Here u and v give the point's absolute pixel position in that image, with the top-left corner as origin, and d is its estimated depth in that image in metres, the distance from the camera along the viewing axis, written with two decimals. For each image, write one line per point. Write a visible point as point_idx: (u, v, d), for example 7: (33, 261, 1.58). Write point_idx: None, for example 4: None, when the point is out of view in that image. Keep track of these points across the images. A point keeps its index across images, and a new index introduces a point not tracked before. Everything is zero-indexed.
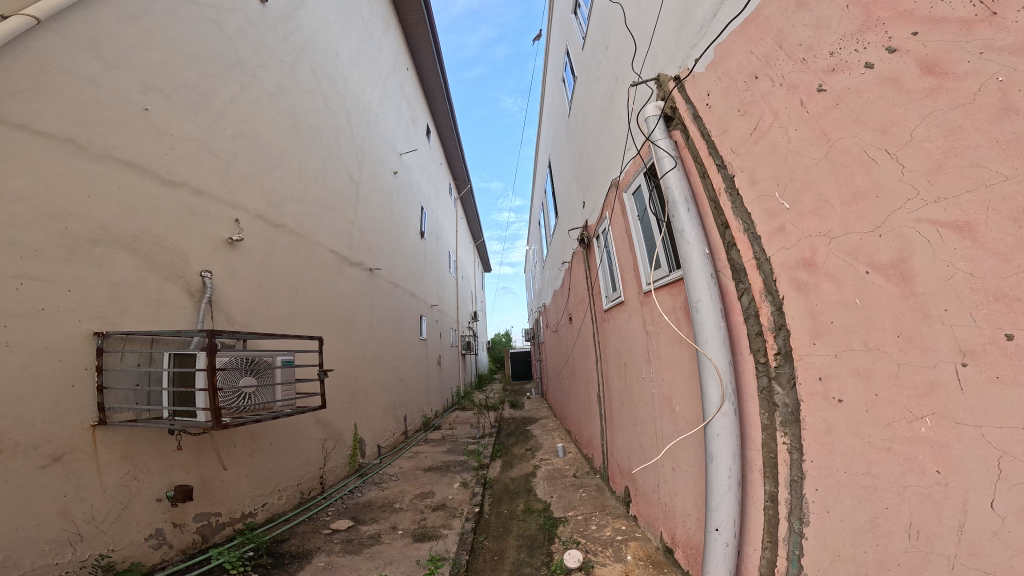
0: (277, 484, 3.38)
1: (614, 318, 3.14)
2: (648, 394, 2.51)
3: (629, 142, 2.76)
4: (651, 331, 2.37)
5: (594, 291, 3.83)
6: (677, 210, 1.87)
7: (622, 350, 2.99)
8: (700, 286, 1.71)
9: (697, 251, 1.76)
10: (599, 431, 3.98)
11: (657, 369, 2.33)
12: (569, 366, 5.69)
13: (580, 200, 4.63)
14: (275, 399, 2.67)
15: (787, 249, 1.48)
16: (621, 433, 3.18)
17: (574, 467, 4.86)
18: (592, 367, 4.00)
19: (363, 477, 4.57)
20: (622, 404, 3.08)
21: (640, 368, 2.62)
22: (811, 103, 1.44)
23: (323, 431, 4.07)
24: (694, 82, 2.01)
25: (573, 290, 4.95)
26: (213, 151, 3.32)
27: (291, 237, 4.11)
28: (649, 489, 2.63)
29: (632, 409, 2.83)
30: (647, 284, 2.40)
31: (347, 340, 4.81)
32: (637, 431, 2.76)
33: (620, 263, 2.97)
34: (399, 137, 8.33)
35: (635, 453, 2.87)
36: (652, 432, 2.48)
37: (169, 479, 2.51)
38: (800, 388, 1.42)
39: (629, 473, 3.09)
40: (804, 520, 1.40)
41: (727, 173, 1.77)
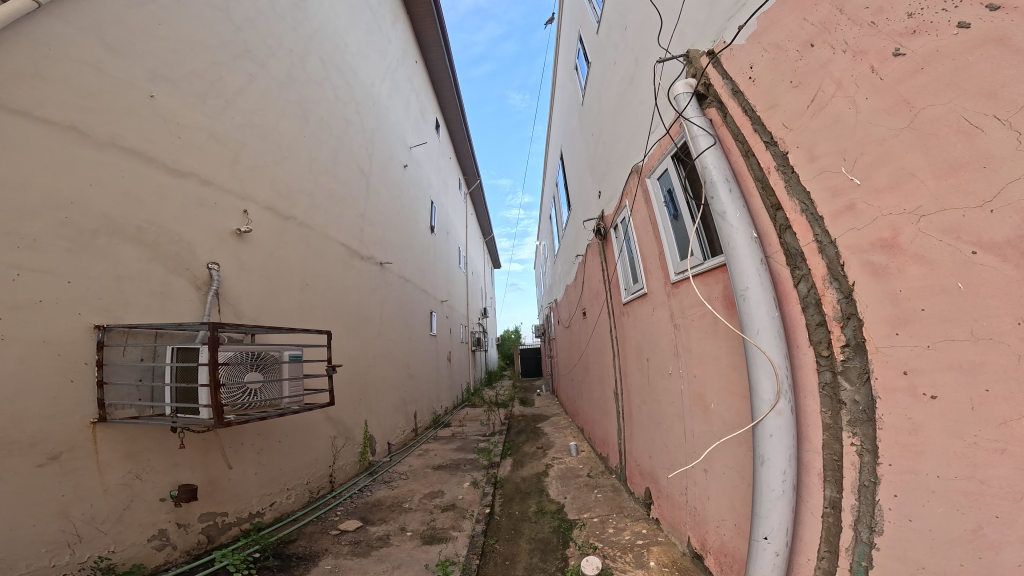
0: (285, 482, 3.29)
1: (635, 313, 2.98)
2: (675, 392, 2.35)
3: (653, 124, 2.59)
4: (681, 325, 2.21)
5: (611, 284, 3.67)
6: (718, 191, 1.70)
7: (644, 347, 2.83)
8: (749, 272, 1.54)
9: (744, 234, 1.59)
10: (616, 431, 3.82)
11: (687, 365, 2.17)
12: (583, 362, 5.52)
13: (595, 190, 4.46)
14: (279, 395, 2.54)
15: (858, 230, 1.31)
16: (642, 433, 3.01)
17: (587, 467, 4.72)
18: (609, 363, 3.83)
19: (372, 475, 4.49)
20: (643, 403, 2.93)
21: (665, 364, 2.46)
22: (885, 70, 1.26)
23: (333, 429, 3.98)
24: (732, 56, 1.84)
25: (588, 285, 4.77)
26: (222, 141, 3.22)
27: (302, 229, 3.99)
28: (675, 492, 2.47)
29: (656, 408, 2.67)
30: (677, 274, 2.24)
31: (358, 336, 4.70)
32: (661, 431, 2.60)
33: (643, 253, 2.80)
34: (408, 130, 8.20)
35: (657, 454, 2.71)
36: (679, 433, 2.32)
37: (174, 478, 2.42)
38: (875, 383, 1.26)
39: (651, 477, 2.92)
40: (875, 529, 1.24)
41: (778, 150, 1.60)
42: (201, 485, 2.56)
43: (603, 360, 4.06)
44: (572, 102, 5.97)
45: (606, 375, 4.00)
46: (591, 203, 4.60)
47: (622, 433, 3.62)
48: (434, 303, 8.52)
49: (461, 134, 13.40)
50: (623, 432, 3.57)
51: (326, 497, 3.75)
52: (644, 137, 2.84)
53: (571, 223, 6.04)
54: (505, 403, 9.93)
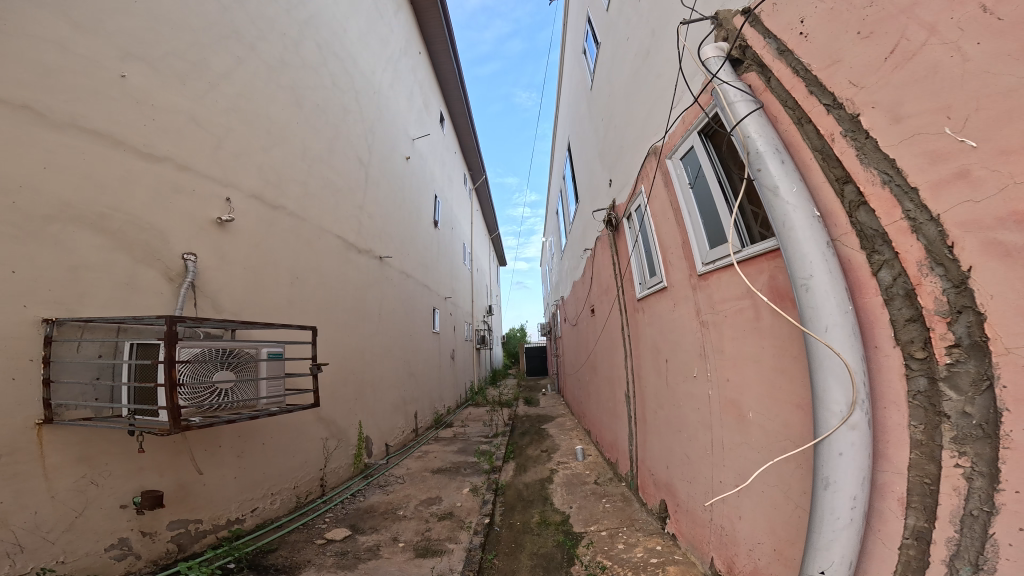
0: (270, 486, 3.08)
1: (652, 309, 2.69)
2: (699, 397, 2.06)
3: (676, 97, 2.29)
4: (709, 321, 1.92)
5: (624, 277, 3.37)
6: (766, 163, 1.40)
7: (662, 346, 2.54)
8: (813, 258, 1.24)
9: (804, 213, 1.29)
10: (627, 436, 3.53)
11: (716, 367, 1.88)
12: (591, 362, 5.23)
13: (606, 178, 4.15)
14: (254, 396, 2.30)
15: (977, 203, 1.00)
16: (657, 441, 2.72)
17: (594, 473, 4.43)
18: (620, 364, 3.54)
19: (367, 479, 4.26)
20: (660, 408, 2.64)
21: (688, 365, 2.17)
22: (1003, 8, 0.95)
23: (325, 430, 3.75)
24: (775, 12, 1.56)
25: (597, 280, 4.47)
26: (204, 126, 2.98)
27: (294, 220, 3.75)
28: (696, 508, 2.18)
29: (675, 414, 2.38)
30: (705, 265, 1.95)
31: (355, 333, 4.46)
32: (681, 440, 2.32)
33: (663, 242, 2.51)
34: (411, 122, 7.95)
35: (676, 465, 2.42)
36: (704, 443, 2.04)
37: (139, 483, 2.23)
38: (1000, 391, 0.96)
39: (667, 489, 2.63)
40: (980, 567, 0.98)
41: (843, 114, 1.31)
42: (170, 490, 2.36)
43: (614, 360, 3.76)
44: (580, 88, 5.65)
45: (616, 376, 3.71)
46: (602, 193, 4.29)
47: (634, 439, 3.32)
48: (437, 299, 8.28)
49: (467, 129, 13.13)
50: (635, 439, 3.28)
51: (316, 502, 3.53)
52: (664, 114, 2.53)
53: (580, 216, 5.73)
54: (509, 402, 9.67)
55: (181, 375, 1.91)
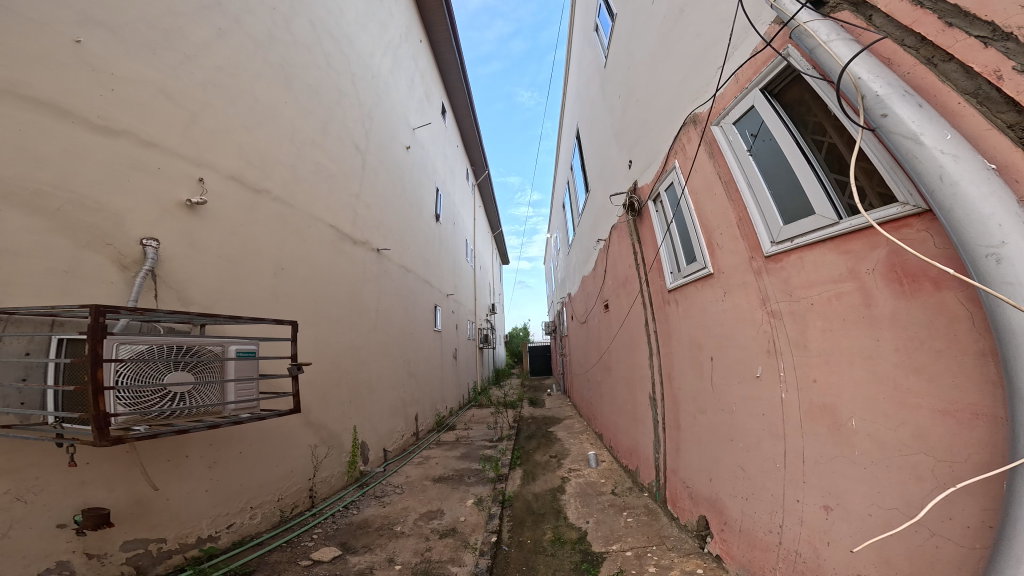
0: (251, 499, 2.72)
1: (690, 299, 2.31)
2: (765, 401, 1.70)
3: (726, 51, 1.95)
4: (784, 310, 1.57)
5: (648, 266, 3.01)
6: (896, 107, 1.10)
7: (705, 341, 2.17)
8: (1001, 214, 0.91)
9: (971, 159, 0.97)
10: (651, 443, 3.14)
11: (795, 368, 1.53)
12: (604, 362, 4.84)
13: (623, 160, 3.78)
14: (214, 399, 1.92)
15: None
16: (696, 451, 2.34)
17: (610, 482, 4.05)
18: (644, 363, 3.14)
19: (362, 488, 3.88)
20: (701, 413, 2.26)
21: (747, 366, 1.80)
22: None
23: (313, 436, 3.33)
24: None
25: (613, 271, 4.08)
26: (179, 101, 2.62)
27: (286, 205, 3.38)
28: (754, 533, 1.81)
29: (724, 420, 2.01)
30: (776, 243, 1.61)
31: (353, 329, 4.08)
32: (733, 450, 1.95)
33: (707, 222, 2.14)
34: (411, 110, 7.54)
35: (723, 480, 2.05)
36: (771, 458, 1.68)
37: (82, 498, 1.89)
38: None
39: (709, 507, 2.25)
40: None
41: (1013, 44, 0.98)
42: (125, 506, 2.03)
43: (635, 359, 3.38)
44: (591, 69, 5.27)
45: (638, 376, 3.31)
46: (618, 177, 3.92)
47: (661, 446, 2.94)
48: (439, 296, 7.90)
49: (469, 121, 12.67)
50: (663, 447, 2.89)
51: (305, 515, 3.15)
52: (707, 72, 2.17)
53: (591, 206, 5.36)
54: (513, 403, 9.27)
55: (111, 379, 1.54)
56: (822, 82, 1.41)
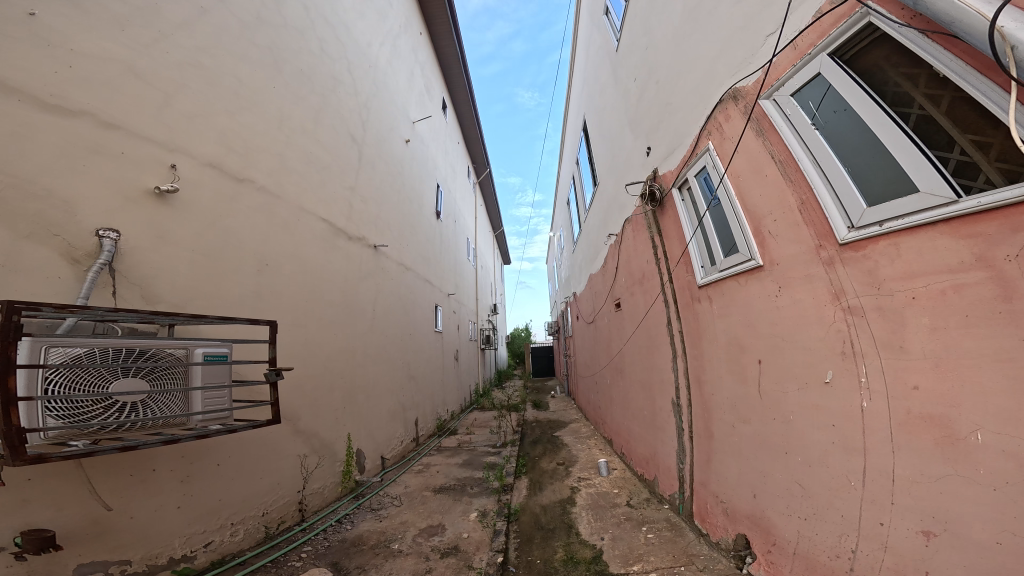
0: (232, 515, 2.43)
1: (729, 294, 2.04)
2: (837, 410, 1.45)
3: (781, 16, 1.74)
4: (869, 305, 1.31)
5: (672, 259, 2.74)
6: None
7: (748, 341, 1.90)
8: None
9: None
10: (673, 453, 2.85)
11: (886, 372, 1.27)
12: (614, 364, 4.55)
13: (640, 147, 3.53)
14: (176, 410, 1.65)
15: None
16: (734, 463, 2.07)
17: (624, 492, 3.75)
18: (666, 365, 2.85)
19: (357, 500, 3.58)
20: (740, 422, 1.99)
21: (813, 370, 1.53)
22: None
23: (303, 444, 3.03)
24: None
25: (626, 267, 3.80)
26: (153, 82, 2.35)
27: (275, 197, 3.12)
28: (817, 561, 1.54)
29: (775, 430, 1.75)
30: (855, 231, 1.37)
31: (350, 328, 3.77)
32: (786, 464, 1.69)
33: (755, 207, 1.88)
34: (411, 103, 7.27)
35: (774, 498, 1.78)
36: (848, 478, 1.41)
37: (26, 520, 1.62)
38: None
39: (750, 528, 1.98)
40: None
41: None
42: (79, 525, 1.75)
43: (654, 361, 3.09)
44: (600, 55, 5.01)
45: (658, 379, 3.03)
46: (633, 166, 3.66)
47: (686, 457, 2.65)
48: (439, 295, 7.62)
49: (470, 117, 12.40)
50: (690, 457, 2.60)
51: (294, 531, 2.84)
52: (753, 39, 1.94)
53: (599, 200, 5.10)
54: (516, 406, 8.93)
55: (40, 387, 1.30)
56: (929, 40, 1.22)
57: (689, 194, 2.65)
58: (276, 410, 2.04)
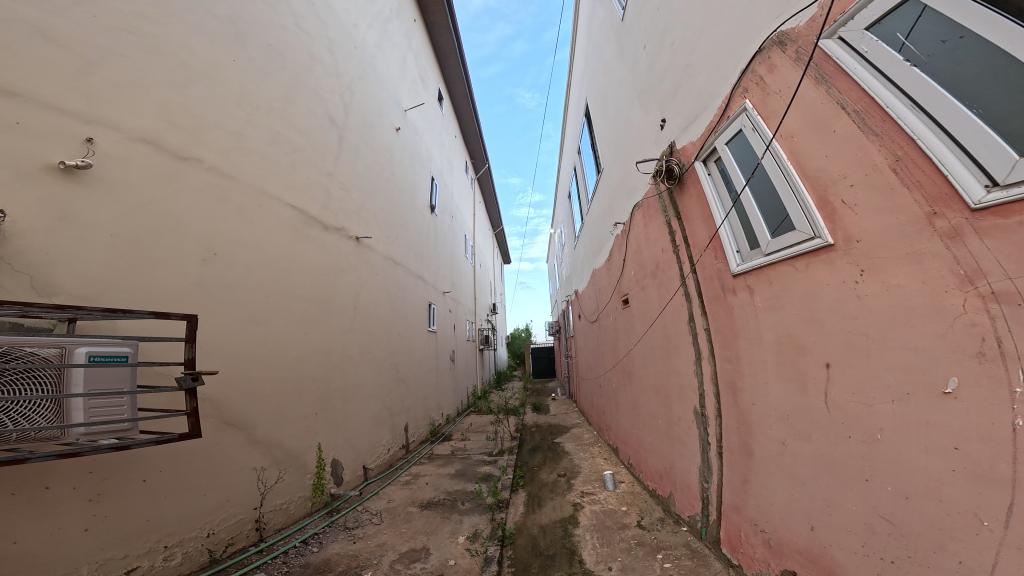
0: (165, 535, 2.03)
1: (781, 281, 1.63)
2: (960, 428, 1.05)
3: None
4: None
5: (697, 243, 2.32)
6: None
7: (809, 340, 1.49)
8: None
9: None
10: (695, 468, 2.43)
11: None
12: (622, 366, 4.12)
13: (653, 121, 3.10)
14: (44, 421, 1.34)
15: None
16: (781, 487, 1.66)
17: (633, 510, 3.32)
18: (687, 368, 2.43)
19: (331, 516, 3.15)
20: (793, 438, 1.59)
21: (919, 373, 1.13)
22: None
23: (262, 457, 2.61)
24: None
25: (636, 257, 3.38)
26: (67, 34, 1.96)
27: (234, 180, 2.71)
28: None
29: (851, 451, 1.34)
30: (1004, 188, 0.97)
31: (327, 325, 3.36)
32: (867, 495, 1.29)
33: (817, 168, 1.47)
34: (403, 90, 6.85)
35: (845, 532, 1.37)
36: (980, 518, 1.01)
37: None
38: None
39: (802, 568, 1.56)
40: None
41: None
42: None
43: (671, 362, 2.68)
44: (604, 29, 4.58)
45: (677, 384, 2.61)
46: (645, 143, 3.24)
47: (712, 475, 2.23)
48: (433, 293, 7.19)
49: (468, 111, 11.98)
50: (717, 475, 2.18)
51: (247, 553, 2.41)
52: None
53: (604, 187, 4.68)
54: (515, 409, 8.48)
55: None
56: None
57: (716, 166, 2.23)
58: (197, 422, 1.75)
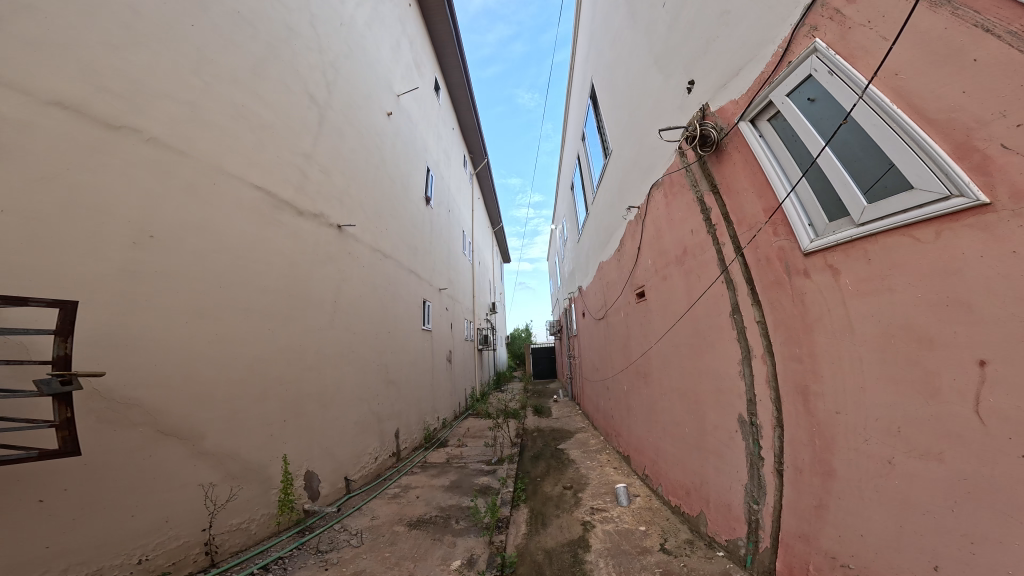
0: (75, 564, 1.62)
1: (885, 253, 1.23)
2: None
3: None
4: None
5: (744, 220, 1.91)
6: None
7: (939, 331, 1.10)
8: None
9: None
10: (738, 487, 2.02)
11: None
12: (636, 367, 3.69)
13: (677, 84, 2.67)
14: None
15: None
16: (887, 516, 1.25)
17: (655, 531, 2.89)
18: (729, 368, 2.02)
19: (301, 536, 2.71)
20: (909, 456, 1.19)
21: None
22: None
23: (212, 472, 2.19)
24: None
25: (654, 243, 2.97)
26: None
27: (187, 155, 2.31)
28: None
29: (1020, 476, 0.94)
30: None
31: (300, 322, 2.94)
32: None
33: (948, 108, 1.08)
34: (396, 74, 6.42)
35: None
36: None
37: None
38: None
39: None
40: None
41: None
42: None
43: (704, 361, 2.26)
44: None
45: (713, 387, 2.19)
46: (667, 111, 2.80)
47: (765, 496, 1.82)
48: (428, 290, 6.76)
49: (466, 103, 11.51)
50: (773, 497, 1.76)
51: None
52: None
53: (613, 171, 4.26)
54: (516, 412, 8.03)
55: None
56: None
57: (770, 125, 1.82)
58: (72, 437, 1.53)
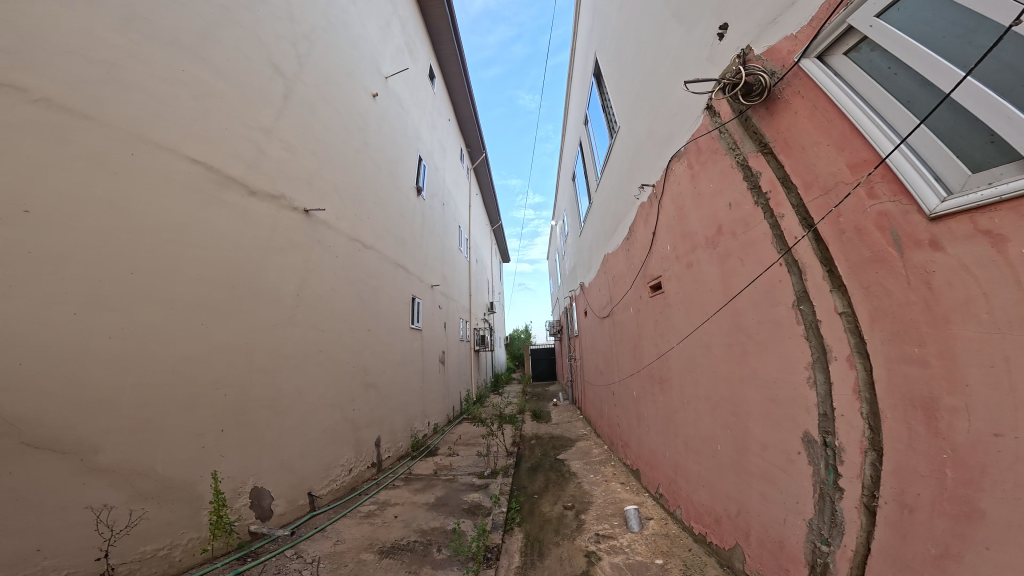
0: None
1: None
2: None
3: None
4: None
5: (811, 182, 1.47)
6: None
7: None
8: None
9: None
10: (798, 521, 1.55)
11: None
12: (649, 371, 3.22)
13: (705, 29, 2.19)
14: None
15: None
16: None
17: (675, 565, 2.41)
18: (790, 371, 1.56)
19: (238, 563, 2.21)
20: None
21: None
22: None
23: (112, 490, 1.75)
24: None
25: (675, 224, 2.51)
26: None
27: (94, 112, 1.87)
28: None
29: None
30: None
31: (249, 316, 2.48)
32: None
33: None
34: (384, 53, 5.97)
35: None
36: None
37: None
38: None
39: None
40: None
41: None
42: None
43: (750, 361, 1.80)
44: None
45: (763, 394, 1.73)
46: (693, 64, 2.33)
47: (842, 536, 1.36)
48: (419, 286, 6.29)
49: (463, 94, 11.01)
50: (858, 539, 1.30)
51: None
52: None
53: (621, 150, 3.77)
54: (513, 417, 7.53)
55: None
56: None
57: (847, 60, 1.39)
58: None
